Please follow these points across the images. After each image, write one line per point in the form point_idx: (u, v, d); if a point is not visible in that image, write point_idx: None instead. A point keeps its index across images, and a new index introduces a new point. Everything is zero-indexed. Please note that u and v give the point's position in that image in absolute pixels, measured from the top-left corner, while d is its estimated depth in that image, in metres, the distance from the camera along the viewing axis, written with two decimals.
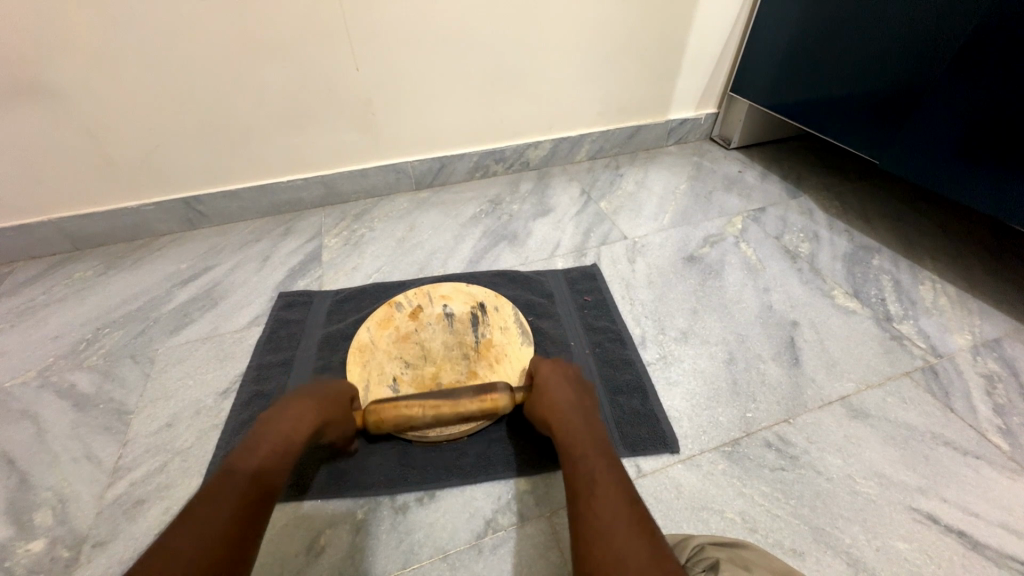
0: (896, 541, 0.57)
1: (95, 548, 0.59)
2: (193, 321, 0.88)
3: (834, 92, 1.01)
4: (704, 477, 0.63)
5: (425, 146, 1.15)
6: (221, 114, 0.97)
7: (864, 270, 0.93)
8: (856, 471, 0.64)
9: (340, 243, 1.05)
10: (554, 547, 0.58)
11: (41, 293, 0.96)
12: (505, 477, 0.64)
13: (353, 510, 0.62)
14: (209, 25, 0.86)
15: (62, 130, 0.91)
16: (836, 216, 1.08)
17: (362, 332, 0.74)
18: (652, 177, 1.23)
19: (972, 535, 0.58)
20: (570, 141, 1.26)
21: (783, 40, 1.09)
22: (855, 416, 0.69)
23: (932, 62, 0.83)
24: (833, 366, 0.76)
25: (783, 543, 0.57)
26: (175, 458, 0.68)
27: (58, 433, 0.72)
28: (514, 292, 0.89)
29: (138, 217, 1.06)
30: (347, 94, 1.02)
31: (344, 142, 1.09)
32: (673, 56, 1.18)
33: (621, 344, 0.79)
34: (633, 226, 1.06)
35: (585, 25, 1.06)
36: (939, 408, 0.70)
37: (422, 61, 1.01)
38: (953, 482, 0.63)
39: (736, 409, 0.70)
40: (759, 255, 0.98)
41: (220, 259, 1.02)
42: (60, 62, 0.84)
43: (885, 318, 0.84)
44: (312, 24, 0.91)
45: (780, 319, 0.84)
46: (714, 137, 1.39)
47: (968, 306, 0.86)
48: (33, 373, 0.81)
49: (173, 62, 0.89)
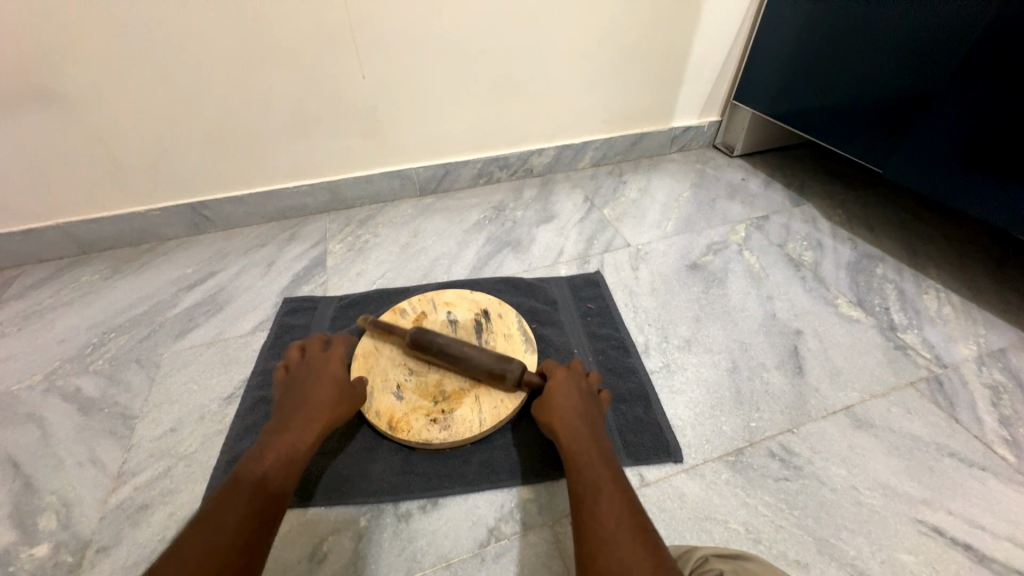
0: (900, 553, 0.57)
1: (98, 553, 0.59)
2: (197, 326, 0.89)
3: (838, 100, 1.01)
4: (707, 486, 0.63)
5: (428, 153, 1.16)
6: (227, 121, 0.98)
7: (868, 279, 0.93)
8: (860, 481, 0.63)
9: (345, 248, 1.06)
10: (557, 556, 0.57)
11: (47, 296, 0.97)
12: (508, 486, 0.64)
13: (356, 516, 0.62)
14: (216, 35, 0.88)
15: (70, 136, 0.92)
16: (840, 224, 1.08)
17: (366, 338, 0.74)
18: (655, 184, 1.24)
19: (978, 547, 0.58)
20: (573, 149, 1.26)
21: (786, 49, 1.09)
22: (859, 426, 0.69)
23: (935, 72, 0.83)
24: (836, 375, 0.76)
25: (786, 554, 0.57)
26: (179, 463, 0.68)
27: (63, 436, 0.72)
28: (518, 299, 0.89)
29: (145, 222, 1.06)
30: (352, 101, 1.02)
31: (349, 149, 1.10)
32: (676, 64, 1.19)
33: (625, 352, 0.79)
34: (636, 233, 1.07)
35: (589, 32, 1.07)
36: (944, 419, 0.70)
37: (426, 70, 1.02)
38: (959, 494, 0.62)
39: (739, 418, 0.70)
40: (762, 262, 0.98)
41: (225, 264, 1.03)
42: (69, 68, 0.85)
43: (889, 327, 0.84)
44: (318, 33, 0.92)
45: (784, 328, 0.84)
46: (717, 144, 1.39)
47: (973, 316, 0.86)
48: (40, 376, 0.82)
49: (180, 70, 0.90)
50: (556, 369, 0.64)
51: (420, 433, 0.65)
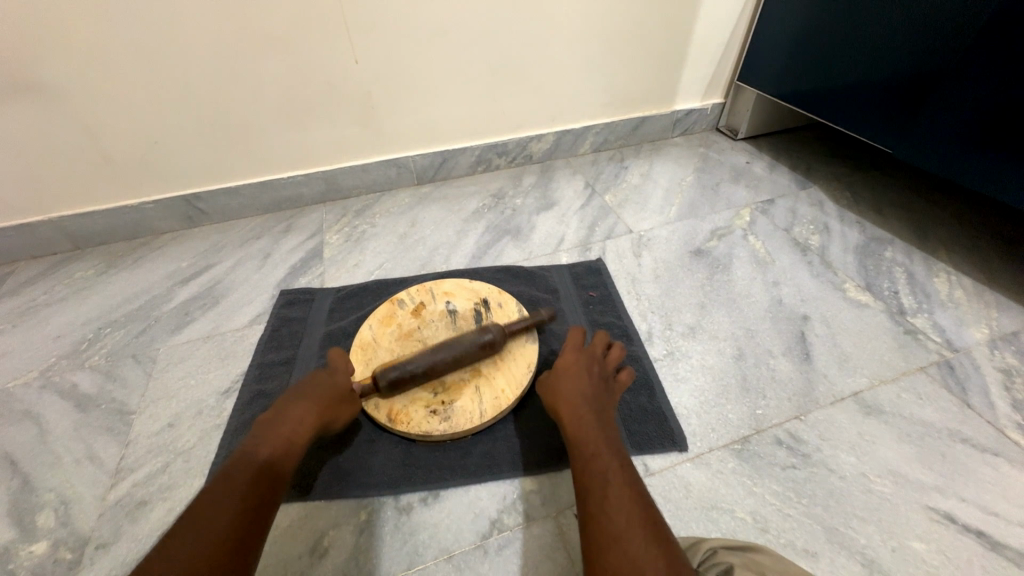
0: (913, 542, 0.56)
1: (98, 550, 0.59)
2: (194, 320, 0.88)
3: (845, 79, 0.98)
4: (713, 476, 0.62)
5: (426, 141, 1.14)
6: (220, 111, 0.96)
7: (876, 263, 0.91)
8: (870, 468, 0.62)
9: (342, 239, 1.04)
10: (561, 548, 0.56)
11: (42, 292, 0.96)
12: (510, 477, 0.63)
13: (356, 510, 0.61)
14: (205, 21, 0.85)
15: (59, 129, 0.90)
16: (847, 207, 1.06)
17: (364, 330, 0.73)
18: (657, 169, 1.22)
19: (991, 535, 0.56)
20: (573, 134, 1.24)
21: (792, 28, 1.06)
22: (869, 413, 0.68)
23: (947, 49, 0.80)
24: (845, 361, 0.74)
25: (795, 543, 0.56)
26: (178, 459, 0.67)
27: (60, 433, 0.71)
28: (518, 287, 0.87)
29: (139, 215, 1.05)
30: (346, 88, 1.00)
31: (345, 137, 1.07)
32: (679, 45, 1.16)
33: (628, 340, 0.78)
34: (638, 219, 1.05)
35: (588, 13, 1.04)
36: (957, 404, 0.69)
37: (422, 56, 1.00)
38: (971, 480, 0.61)
39: (745, 406, 0.69)
40: (767, 247, 0.96)
41: (221, 257, 1.01)
42: (52, 59, 0.82)
43: (898, 312, 0.82)
44: (310, 18, 0.89)
45: (791, 314, 0.82)
46: (720, 127, 1.37)
47: (984, 298, 0.84)
48: (36, 373, 0.80)
49: (169, 59, 0.87)
50: (571, 352, 0.63)
51: (419, 425, 0.63)
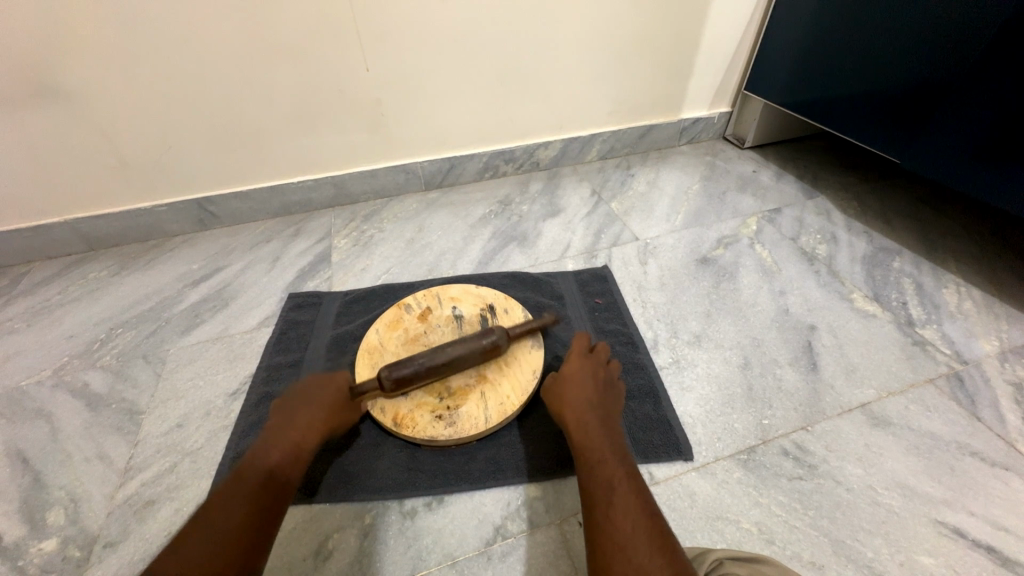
0: (920, 556, 0.55)
1: (106, 548, 0.59)
2: (204, 321, 0.89)
3: (852, 91, 0.99)
4: (719, 486, 0.61)
5: (434, 147, 1.15)
6: (232, 115, 0.98)
7: (884, 273, 0.91)
8: (877, 481, 0.62)
9: (350, 243, 1.05)
10: (564, 556, 0.56)
11: (56, 293, 0.97)
12: (515, 484, 0.63)
13: (360, 513, 0.61)
14: (221, 27, 0.87)
15: (78, 132, 0.92)
16: (854, 216, 1.05)
17: (371, 333, 0.74)
18: (663, 177, 1.22)
19: (1002, 550, 0.56)
20: (581, 142, 1.25)
21: (799, 39, 1.06)
22: (877, 424, 0.67)
23: (953, 62, 0.81)
24: (852, 372, 0.74)
25: (801, 555, 0.55)
26: (186, 459, 0.68)
27: (71, 432, 0.72)
28: (525, 293, 0.88)
29: (153, 218, 1.06)
30: (358, 94, 1.01)
31: (357, 142, 1.09)
32: (687, 54, 1.16)
33: (633, 348, 0.78)
34: (645, 226, 1.05)
35: (597, 23, 1.05)
36: (966, 418, 0.68)
37: (431, 62, 1.01)
38: (982, 495, 0.60)
39: (751, 416, 0.69)
40: (774, 256, 0.95)
41: (231, 260, 1.02)
42: (71, 64, 0.84)
43: (907, 322, 0.81)
44: (325, 25, 0.91)
45: (797, 323, 0.82)
46: (727, 136, 1.37)
47: (995, 310, 0.83)
48: (48, 372, 0.82)
49: (183, 63, 0.89)
50: (575, 356, 0.63)
51: (425, 430, 0.63)
